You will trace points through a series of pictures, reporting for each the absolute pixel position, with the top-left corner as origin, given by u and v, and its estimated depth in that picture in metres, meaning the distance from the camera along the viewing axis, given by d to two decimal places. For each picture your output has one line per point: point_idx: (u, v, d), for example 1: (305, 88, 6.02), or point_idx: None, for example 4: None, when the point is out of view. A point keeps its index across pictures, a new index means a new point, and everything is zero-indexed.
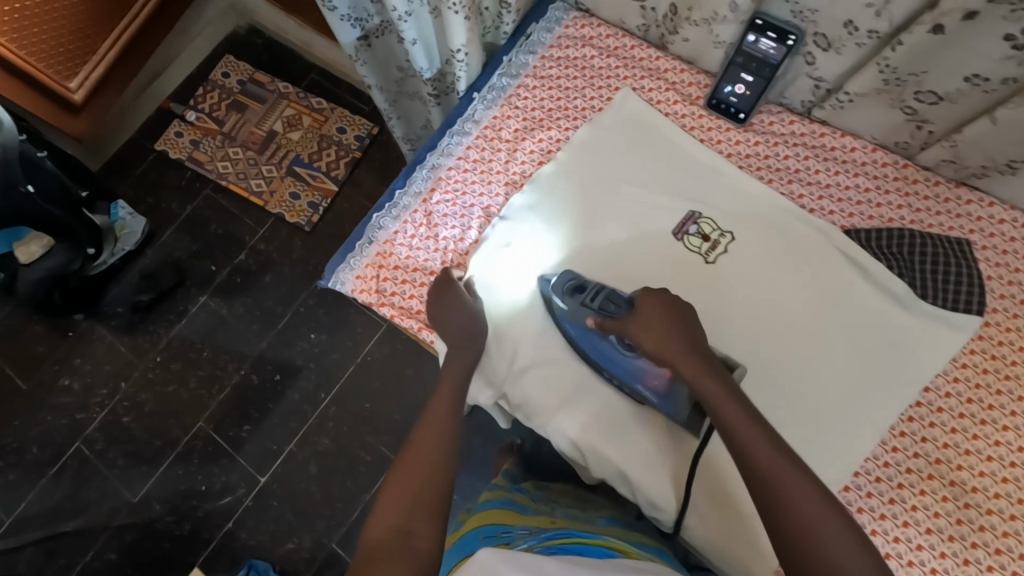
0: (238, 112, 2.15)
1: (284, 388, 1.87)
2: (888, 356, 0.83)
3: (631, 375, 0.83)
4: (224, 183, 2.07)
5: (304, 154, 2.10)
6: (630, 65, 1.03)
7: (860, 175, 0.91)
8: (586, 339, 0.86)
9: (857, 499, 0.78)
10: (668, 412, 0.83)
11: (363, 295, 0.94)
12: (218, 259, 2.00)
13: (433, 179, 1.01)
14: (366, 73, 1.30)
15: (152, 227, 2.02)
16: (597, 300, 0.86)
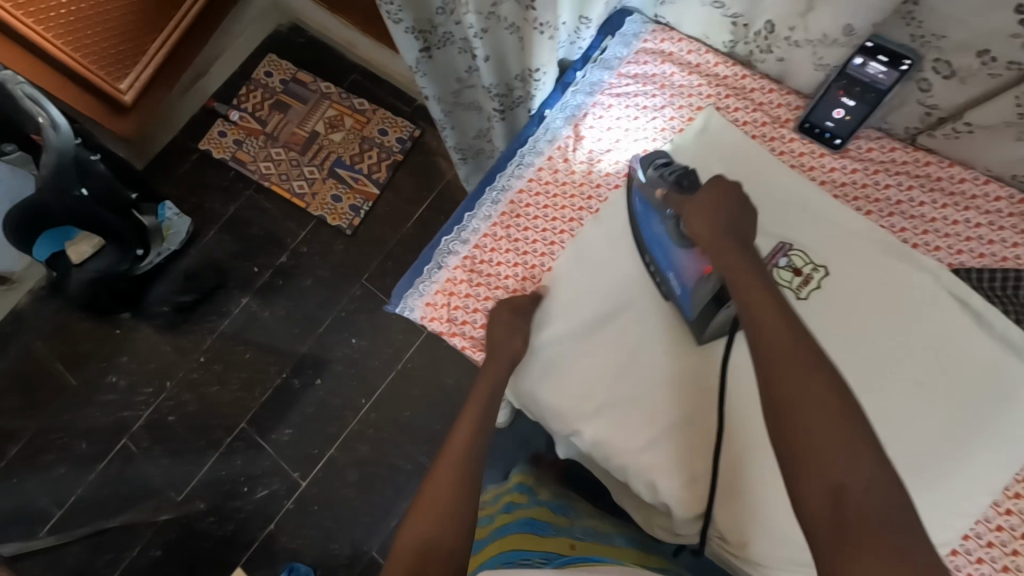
0: (281, 113, 2.14)
1: (324, 393, 1.85)
2: (1001, 409, 0.77)
3: (670, 263, 0.85)
4: (267, 184, 2.07)
5: (346, 156, 2.08)
6: (713, 83, 0.98)
7: (971, 209, 0.84)
8: (647, 215, 0.89)
9: (966, 564, 0.75)
10: (686, 307, 0.84)
11: (433, 323, 0.93)
12: (260, 260, 1.99)
13: (506, 202, 0.97)
14: (426, 84, 1.26)
15: (196, 227, 2.02)
16: (675, 174, 0.87)
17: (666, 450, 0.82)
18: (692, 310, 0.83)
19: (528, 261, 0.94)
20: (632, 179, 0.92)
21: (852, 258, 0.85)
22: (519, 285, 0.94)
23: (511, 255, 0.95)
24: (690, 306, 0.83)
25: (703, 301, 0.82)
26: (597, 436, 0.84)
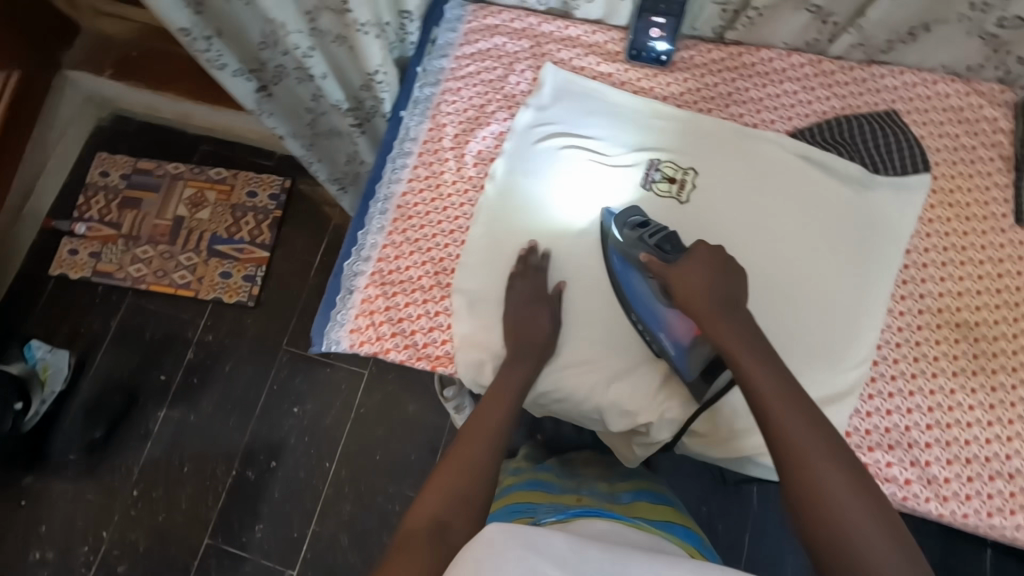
0: (134, 209, 1.98)
1: (285, 472, 1.73)
2: (867, 233, 0.88)
3: (659, 323, 0.85)
4: (144, 286, 1.90)
5: (222, 230, 1.96)
6: (543, 41, 1.03)
7: (786, 82, 0.97)
8: (629, 274, 0.88)
9: (888, 368, 0.83)
10: (682, 368, 0.85)
11: (364, 346, 0.88)
12: (165, 365, 1.83)
13: (395, 210, 0.97)
14: (275, 123, 1.23)
15: (80, 356, 1.82)
16: (654, 235, 0.86)
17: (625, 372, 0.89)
18: (691, 371, 0.84)
19: (435, 255, 0.94)
20: (606, 236, 0.91)
21: (718, 153, 0.94)
22: (433, 280, 0.92)
23: (416, 255, 0.94)
24: (686, 368, 0.84)
25: (703, 362, 0.83)
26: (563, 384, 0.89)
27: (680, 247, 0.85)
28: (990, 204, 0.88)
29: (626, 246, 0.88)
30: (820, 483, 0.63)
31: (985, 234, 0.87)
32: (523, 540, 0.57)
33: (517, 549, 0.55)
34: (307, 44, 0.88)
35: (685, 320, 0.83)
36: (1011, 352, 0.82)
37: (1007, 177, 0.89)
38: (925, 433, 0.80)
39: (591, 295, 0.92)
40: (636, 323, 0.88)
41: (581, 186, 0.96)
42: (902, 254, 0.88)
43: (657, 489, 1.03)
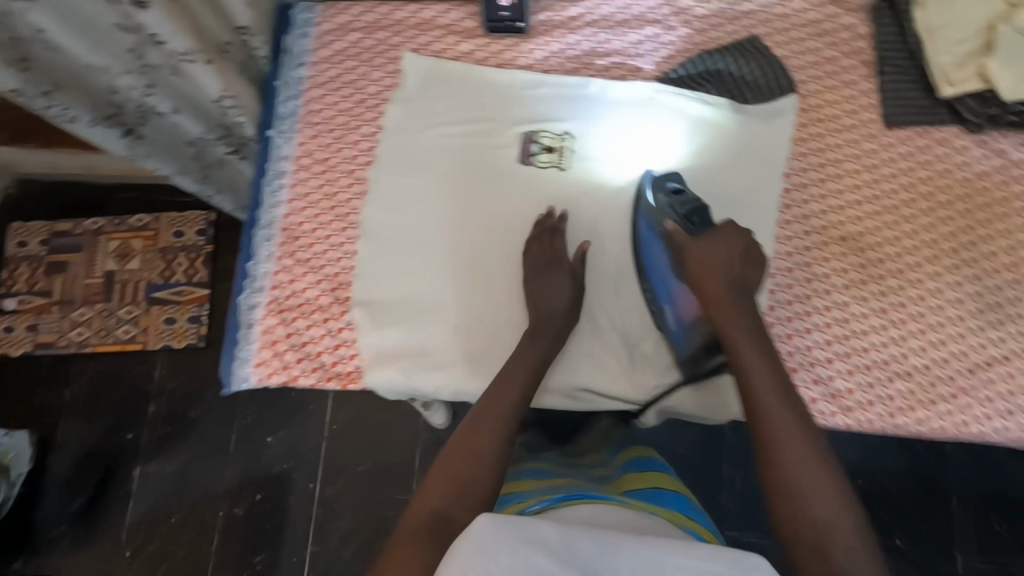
0: (60, 272, 1.71)
1: (278, 502, 1.58)
2: (747, 165, 0.89)
3: (669, 296, 0.86)
4: (91, 351, 1.67)
5: (155, 276, 1.70)
6: (399, 30, 0.99)
7: (646, 27, 0.95)
8: (650, 241, 0.87)
9: (785, 294, 0.84)
10: (677, 343, 0.86)
11: (272, 378, 0.88)
12: (128, 424, 1.64)
13: (281, 234, 0.94)
14: (157, 164, 1.17)
15: (41, 433, 1.63)
16: (686, 207, 0.84)
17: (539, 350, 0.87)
18: (685, 347, 0.86)
19: (328, 273, 0.92)
20: (639, 196, 0.89)
21: (591, 114, 0.93)
22: (331, 298, 0.91)
23: (311, 276, 0.92)
24: (683, 344, 0.86)
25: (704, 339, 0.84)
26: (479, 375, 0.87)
27: (709, 223, 0.84)
28: (861, 111, 0.88)
29: (657, 210, 0.86)
30: (790, 468, 0.67)
31: (856, 144, 0.88)
32: (518, 529, 0.56)
33: (512, 540, 0.55)
34: (142, 83, 0.85)
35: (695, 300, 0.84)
36: (896, 256, 0.83)
37: (871, 83, 0.89)
38: (826, 350, 0.81)
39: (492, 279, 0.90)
40: (645, 293, 0.88)
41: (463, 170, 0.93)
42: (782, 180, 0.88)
43: (649, 455, 0.97)
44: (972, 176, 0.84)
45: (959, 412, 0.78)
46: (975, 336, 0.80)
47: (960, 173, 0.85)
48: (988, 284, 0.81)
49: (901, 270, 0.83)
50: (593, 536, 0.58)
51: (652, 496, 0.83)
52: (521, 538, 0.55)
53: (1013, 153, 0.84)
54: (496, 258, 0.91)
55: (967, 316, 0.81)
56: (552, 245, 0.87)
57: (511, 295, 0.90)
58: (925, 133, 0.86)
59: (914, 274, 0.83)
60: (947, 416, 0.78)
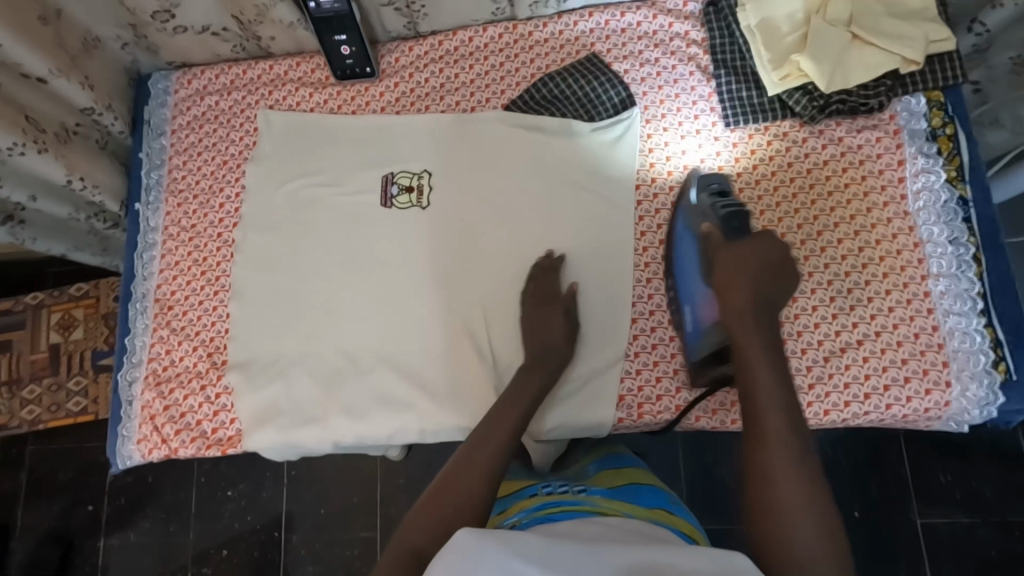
0: (5, 353, 1.55)
1: (242, 557, 1.44)
2: (598, 181, 0.90)
3: (694, 296, 0.82)
4: (44, 427, 1.52)
5: (102, 342, 1.55)
6: (253, 89, 1.00)
7: (490, 56, 0.96)
8: (684, 239, 0.84)
9: (645, 305, 0.86)
10: (689, 343, 0.82)
11: (153, 453, 0.88)
12: (89, 496, 1.52)
13: (155, 304, 0.94)
14: (48, 245, 1.15)
15: (2, 516, 1.51)
16: (726, 209, 0.81)
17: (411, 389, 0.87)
18: (697, 351, 0.81)
19: (203, 338, 0.92)
20: (684, 191, 0.85)
21: (444, 150, 0.94)
22: (208, 363, 0.91)
23: (186, 343, 0.92)
24: (694, 347, 0.81)
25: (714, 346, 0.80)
26: (356, 424, 0.86)
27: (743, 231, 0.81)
28: (701, 116, 0.90)
29: (699, 212, 0.83)
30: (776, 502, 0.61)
31: (702, 150, 0.89)
32: (500, 539, 0.51)
33: (493, 553, 0.49)
34: None
35: None
36: None
37: (708, 87, 0.91)
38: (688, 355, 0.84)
39: (362, 324, 0.90)
40: (668, 290, 0.85)
41: (325, 219, 0.94)
42: (632, 191, 0.90)
43: (619, 451, 0.92)
44: (809, 167, 0.86)
45: (818, 402, 0.79)
46: (828, 324, 0.81)
47: (799, 164, 0.86)
48: (835, 271, 0.82)
49: None
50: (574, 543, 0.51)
51: (626, 491, 0.77)
52: (502, 547, 0.50)
53: (846, 139, 0.86)
54: (364, 304, 0.90)
55: (820, 305, 0.82)
56: (548, 285, 0.85)
57: (382, 338, 0.89)
58: (762, 131, 0.88)
59: None
60: (806, 406, 0.79)
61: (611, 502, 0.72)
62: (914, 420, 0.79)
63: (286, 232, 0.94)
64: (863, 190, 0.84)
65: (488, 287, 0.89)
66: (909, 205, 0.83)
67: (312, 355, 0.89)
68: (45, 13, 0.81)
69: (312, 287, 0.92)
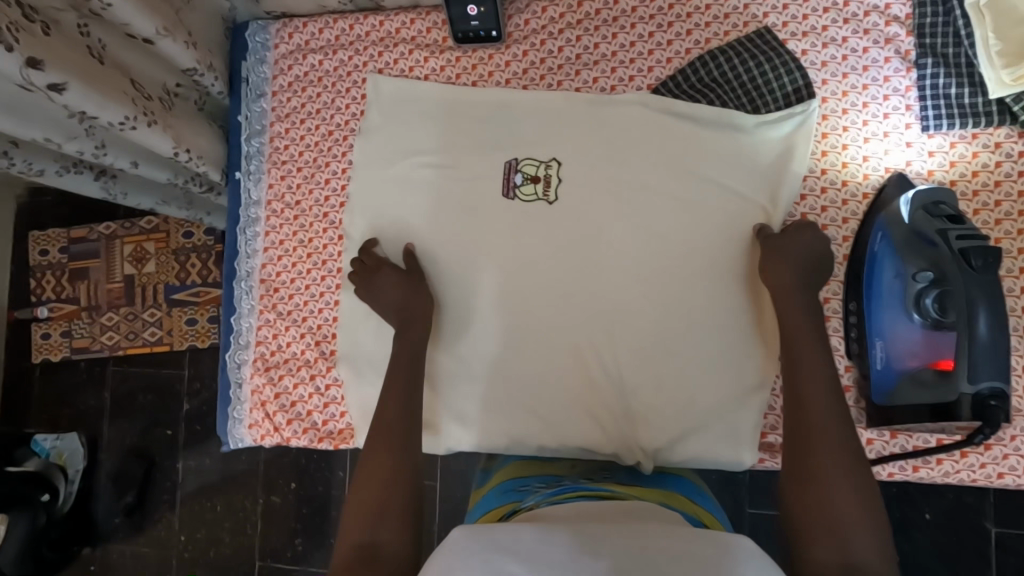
0: (83, 279, 1.58)
1: (311, 494, 1.49)
2: (758, 186, 0.77)
3: (891, 334, 0.68)
4: (123, 354, 1.57)
5: (173, 277, 1.56)
6: (361, 48, 0.89)
7: (638, 24, 0.82)
8: (882, 261, 0.70)
9: None
10: (876, 385, 0.69)
11: (265, 439, 0.88)
12: (168, 420, 1.56)
13: (260, 285, 0.90)
14: (138, 199, 1.11)
15: (90, 431, 1.58)
16: (965, 241, 0.62)
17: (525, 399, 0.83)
18: (885, 396, 0.69)
19: (311, 325, 0.88)
20: (884, 205, 0.72)
21: (576, 135, 0.82)
22: (316, 352, 0.88)
23: (293, 329, 0.89)
24: (884, 391, 0.69)
25: (916, 401, 0.66)
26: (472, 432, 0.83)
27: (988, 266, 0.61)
28: (892, 115, 0.75)
29: (908, 229, 0.67)
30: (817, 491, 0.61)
31: (888, 155, 0.75)
32: (490, 538, 0.52)
33: (483, 550, 0.50)
34: (91, 146, 0.78)
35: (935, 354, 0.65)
36: None
37: (906, 78, 0.75)
38: (844, 398, 0.73)
39: (478, 328, 0.82)
40: (849, 313, 0.73)
41: (434, 204, 0.84)
42: (794, 201, 0.77)
43: None
44: (1022, 188, 0.72)
45: (992, 464, 0.70)
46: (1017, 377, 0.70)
47: (1009, 185, 0.72)
48: None
49: None
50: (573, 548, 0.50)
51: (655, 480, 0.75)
52: (496, 548, 0.51)
53: None
54: (479, 305, 0.82)
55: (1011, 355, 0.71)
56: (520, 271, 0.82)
57: (498, 346, 0.82)
58: (969, 139, 0.73)
59: None
60: (978, 467, 0.70)
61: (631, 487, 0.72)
62: None
63: (394, 219, 0.86)
64: None
65: (619, 302, 0.79)
66: None
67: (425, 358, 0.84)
68: None
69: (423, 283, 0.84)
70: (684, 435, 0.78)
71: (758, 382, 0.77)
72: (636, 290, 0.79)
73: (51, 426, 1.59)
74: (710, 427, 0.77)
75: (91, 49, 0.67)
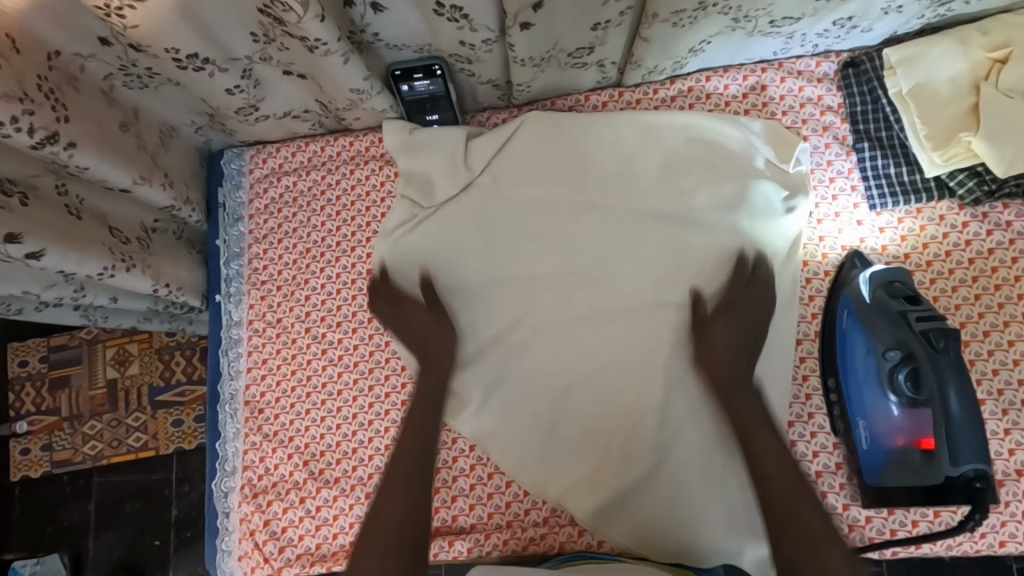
0: (64, 388, 1.54)
1: None
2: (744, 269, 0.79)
3: (869, 412, 0.69)
4: (107, 463, 1.52)
5: (157, 378, 1.54)
6: (333, 167, 0.93)
7: None
8: (852, 339, 0.73)
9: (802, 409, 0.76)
10: (866, 463, 0.70)
11: (256, 571, 0.84)
12: (157, 528, 1.51)
13: (245, 407, 0.90)
14: (118, 321, 1.10)
15: (73, 550, 1.51)
16: (927, 318, 0.65)
17: (523, 501, 0.83)
18: (877, 475, 0.69)
19: (299, 444, 0.87)
20: (849, 282, 0.75)
21: (559, 182, 0.84)
22: (305, 471, 0.86)
23: (280, 450, 0.87)
24: (875, 471, 0.69)
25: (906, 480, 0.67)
26: (567, 510, 0.81)
27: (952, 339, 0.64)
28: (840, 194, 0.80)
29: (873, 309, 0.70)
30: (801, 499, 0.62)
31: (844, 235, 0.79)
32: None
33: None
34: (70, 290, 0.79)
35: (914, 430, 0.66)
36: None
37: (848, 161, 0.80)
38: (836, 475, 0.74)
39: (514, 400, 0.82)
40: (832, 392, 0.75)
41: (447, 264, 0.85)
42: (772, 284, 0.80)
43: None
44: (972, 256, 0.76)
45: (991, 532, 0.70)
46: (1000, 441, 0.72)
47: (958, 254, 0.76)
48: (1005, 377, 0.74)
49: None
50: None
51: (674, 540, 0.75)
52: None
53: (1015, 224, 0.75)
54: (508, 368, 0.83)
55: (990, 419, 0.73)
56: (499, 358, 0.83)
57: (539, 411, 0.81)
58: (914, 214, 0.78)
59: None
60: (979, 538, 0.71)
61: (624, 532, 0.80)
62: None
63: (415, 289, 0.85)
64: None
65: (643, 340, 0.80)
66: None
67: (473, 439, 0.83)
68: (125, 118, 0.74)
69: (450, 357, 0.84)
70: (680, 526, 0.78)
71: None
72: (627, 378, 0.80)
73: (31, 547, 1.52)
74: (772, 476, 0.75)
75: (69, 208, 0.70)
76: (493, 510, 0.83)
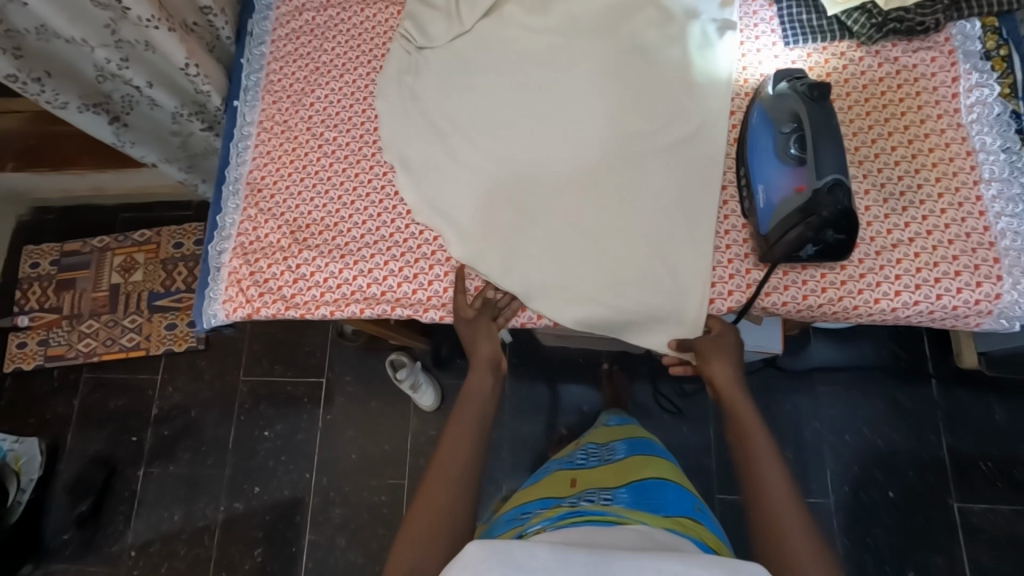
0: (69, 291, 1.67)
1: (274, 493, 1.48)
2: (682, 87, 0.95)
3: (765, 175, 0.82)
4: (97, 360, 1.60)
5: (158, 286, 1.65)
6: (347, 6, 1.11)
7: None
8: (758, 129, 0.86)
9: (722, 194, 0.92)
10: (762, 217, 0.82)
11: (236, 313, 0.96)
12: (135, 425, 1.56)
13: (246, 188, 1.04)
14: (142, 151, 1.26)
15: (52, 439, 1.56)
16: (808, 86, 0.82)
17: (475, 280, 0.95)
18: (768, 225, 0.82)
19: (288, 218, 1.00)
20: (761, 93, 0.88)
21: (536, 22, 1.02)
22: (290, 238, 0.99)
23: (271, 221, 1.00)
24: (767, 223, 0.82)
25: (785, 220, 0.79)
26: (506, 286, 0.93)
27: (822, 96, 0.81)
28: (761, 36, 0.97)
29: (774, 97, 0.85)
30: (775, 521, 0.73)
31: (761, 66, 0.96)
32: (505, 554, 0.60)
33: (495, 568, 0.58)
34: (117, 57, 0.97)
35: (796, 177, 0.79)
36: (853, 151, 0.89)
37: (770, 10, 0.98)
38: (743, 247, 0.89)
39: (479, 189, 0.96)
40: (742, 179, 0.88)
41: (437, 84, 1.03)
42: (708, 103, 0.94)
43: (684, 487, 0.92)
44: (865, 83, 0.91)
45: (868, 290, 0.83)
46: (881, 222, 0.84)
47: (855, 81, 0.92)
48: (888, 174, 0.87)
49: (863, 168, 0.88)
50: (551, 548, 0.60)
51: (650, 491, 0.88)
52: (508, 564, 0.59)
53: (901, 59, 0.91)
54: (478, 164, 0.97)
55: (873, 205, 0.85)
56: (472, 157, 0.98)
57: (502, 199, 0.95)
58: (820, 51, 0.94)
59: (857, 171, 0.88)
60: (856, 294, 0.83)
61: (608, 478, 0.93)
62: (963, 315, 0.82)
63: (407, 104, 1.03)
64: (917, 104, 0.89)
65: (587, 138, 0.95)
66: (963, 117, 0.87)
67: (435, 222, 0.96)
68: None
69: (428, 156, 0.99)
70: (608, 292, 0.90)
71: (675, 247, 0.89)
72: (575, 171, 0.94)
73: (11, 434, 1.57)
74: (694, 251, 0.89)
75: None
76: (448, 285, 0.94)
